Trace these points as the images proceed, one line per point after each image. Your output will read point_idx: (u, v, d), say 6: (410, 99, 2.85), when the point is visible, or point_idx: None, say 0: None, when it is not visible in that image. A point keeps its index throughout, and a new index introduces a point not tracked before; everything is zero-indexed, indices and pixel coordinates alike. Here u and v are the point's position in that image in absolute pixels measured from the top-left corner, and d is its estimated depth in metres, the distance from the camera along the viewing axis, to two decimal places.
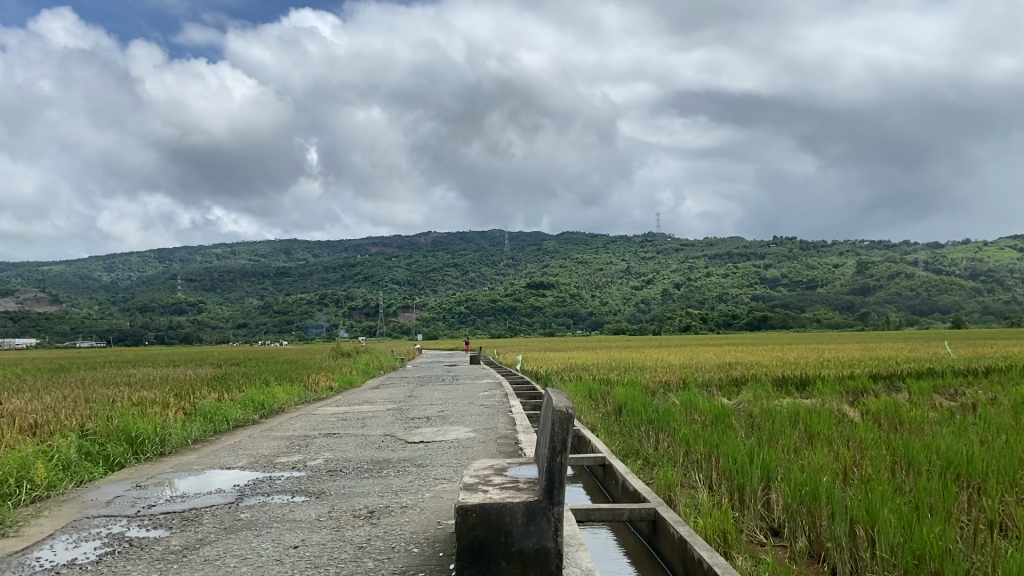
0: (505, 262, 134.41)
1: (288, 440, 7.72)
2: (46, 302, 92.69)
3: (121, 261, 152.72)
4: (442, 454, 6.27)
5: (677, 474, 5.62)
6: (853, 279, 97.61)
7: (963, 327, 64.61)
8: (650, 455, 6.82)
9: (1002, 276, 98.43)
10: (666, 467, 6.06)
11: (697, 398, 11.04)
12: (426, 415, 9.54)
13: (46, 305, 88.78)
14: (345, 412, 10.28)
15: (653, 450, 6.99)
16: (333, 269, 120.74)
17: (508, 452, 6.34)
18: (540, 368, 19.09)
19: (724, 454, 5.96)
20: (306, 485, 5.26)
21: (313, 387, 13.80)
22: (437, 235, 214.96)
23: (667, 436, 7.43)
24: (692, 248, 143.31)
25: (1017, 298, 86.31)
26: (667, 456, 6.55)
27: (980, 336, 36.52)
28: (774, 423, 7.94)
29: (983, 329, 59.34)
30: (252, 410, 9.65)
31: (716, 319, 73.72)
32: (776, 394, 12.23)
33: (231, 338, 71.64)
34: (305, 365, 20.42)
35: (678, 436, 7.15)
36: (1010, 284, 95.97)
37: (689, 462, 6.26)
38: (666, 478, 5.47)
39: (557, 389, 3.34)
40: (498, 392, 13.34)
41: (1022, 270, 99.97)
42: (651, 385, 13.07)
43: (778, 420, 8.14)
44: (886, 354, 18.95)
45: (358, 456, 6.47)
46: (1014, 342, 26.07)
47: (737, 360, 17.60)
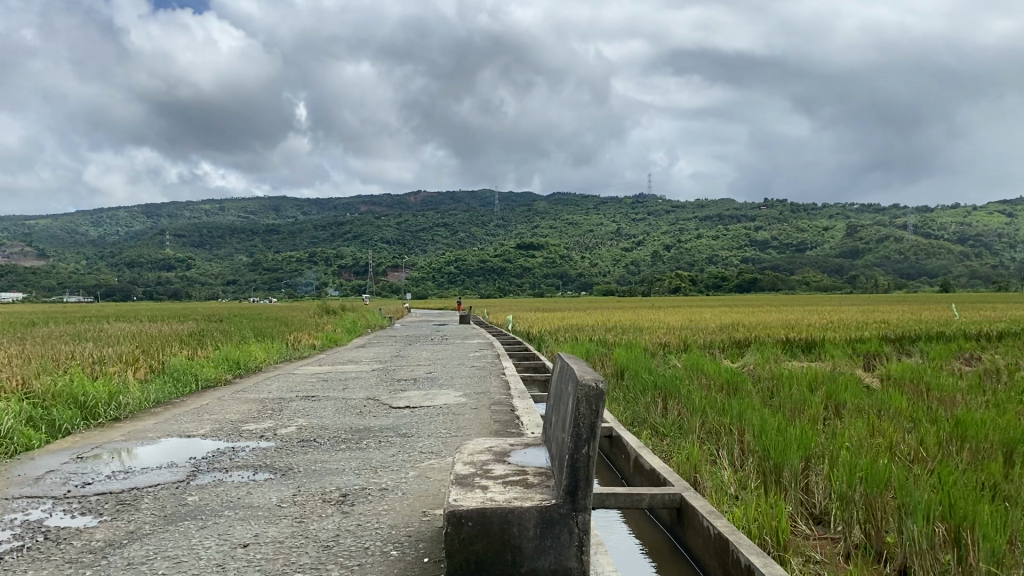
0: (496, 223, 133.64)
1: (260, 402, 7.02)
2: (31, 257, 91.48)
3: (107, 216, 150.86)
4: (430, 422, 5.57)
5: (697, 449, 4.95)
6: (843, 241, 97.54)
7: (950, 291, 64.76)
8: (659, 424, 6.18)
9: (991, 240, 98.64)
10: (681, 440, 5.40)
11: (702, 362, 10.46)
12: (414, 377, 8.88)
13: (32, 261, 87.83)
14: (325, 373, 9.58)
15: (662, 417, 6.35)
16: (322, 229, 119.81)
17: (504, 420, 5.66)
18: (532, 328, 18.47)
19: (747, 424, 5.31)
20: (271, 459, 4.54)
21: (294, 345, 13.12)
22: (428, 195, 213.70)
23: (676, 402, 6.78)
24: (684, 210, 142.76)
25: (1005, 262, 86.42)
26: (679, 426, 5.89)
27: (968, 299, 36.45)
28: (791, 389, 7.30)
29: (970, 293, 59.55)
30: (226, 369, 8.96)
31: (705, 281, 73.58)
32: (785, 357, 11.66)
33: (220, 295, 70.95)
34: (287, 323, 19.78)
35: (689, 402, 6.49)
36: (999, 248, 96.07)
37: (705, 432, 5.60)
38: (684, 455, 4.79)
39: (575, 358, 2.65)
40: (490, 353, 12.76)
41: (1010, 237, 100.13)
42: (651, 346, 12.51)
43: (796, 386, 7.51)
44: (889, 316, 18.58)
45: (334, 424, 5.78)
46: (1010, 305, 25.71)
47: (740, 321, 17.06)
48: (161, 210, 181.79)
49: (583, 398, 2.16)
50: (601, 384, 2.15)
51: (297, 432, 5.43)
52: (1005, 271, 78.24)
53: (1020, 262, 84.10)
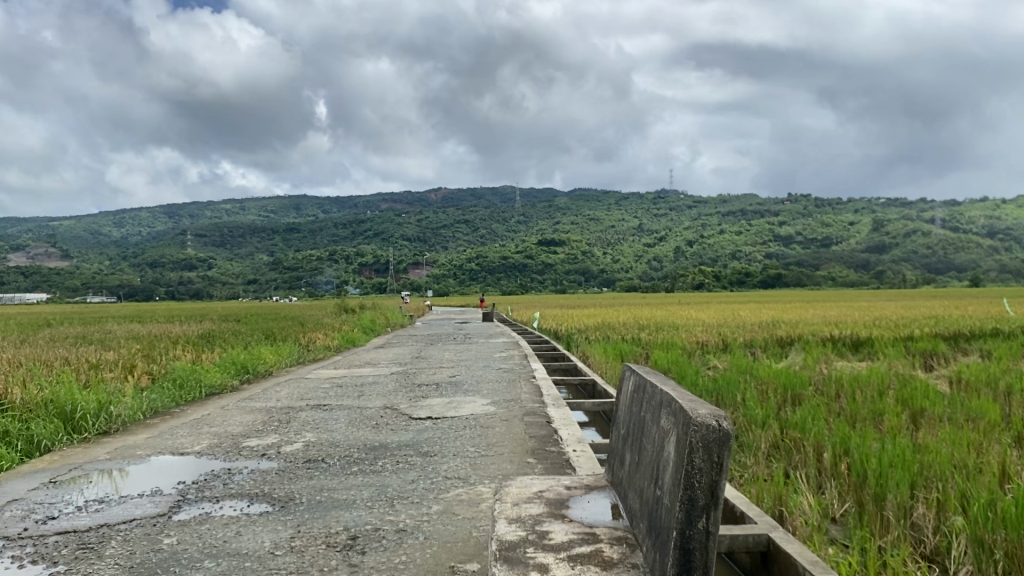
0: (517, 220, 133.06)
1: (268, 413, 6.37)
2: (58, 258, 92.15)
3: (131, 215, 152.09)
4: (453, 438, 4.89)
5: (768, 470, 4.23)
6: (868, 235, 95.79)
7: (979, 284, 63.45)
8: None
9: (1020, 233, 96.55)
10: (742, 459, 4.70)
11: (748, 363, 9.74)
12: (435, 381, 8.20)
13: (58, 262, 88.29)
14: (342, 377, 8.91)
15: None
16: (344, 228, 119.75)
17: (538, 434, 4.94)
18: (559, 326, 17.69)
19: (822, 441, 4.59)
20: (270, 486, 3.90)
21: (309, 346, 12.48)
22: (449, 193, 213.82)
23: (729, 409, 6.07)
24: (706, 205, 141.50)
25: None
26: (737, 440, 5.18)
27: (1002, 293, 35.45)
28: (857, 394, 6.56)
29: (998, 287, 58.23)
30: (233, 374, 8.37)
31: (729, 277, 72.45)
32: (834, 357, 10.89)
33: (243, 295, 70.95)
34: (305, 322, 19.20)
35: (746, 410, 5.77)
36: None
37: (772, 446, 4.88)
38: (756, 479, 4.07)
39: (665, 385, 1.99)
40: (515, 353, 12.09)
41: None
42: (689, 345, 11.80)
43: (862, 392, 6.76)
44: (933, 312, 17.65)
45: (348, 438, 5.13)
46: None
47: (780, 318, 16.30)
48: (185, 211, 182.99)
49: (691, 440, 1.85)
50: (726, 424, 1.82)
51: (307, 450, 4.80)
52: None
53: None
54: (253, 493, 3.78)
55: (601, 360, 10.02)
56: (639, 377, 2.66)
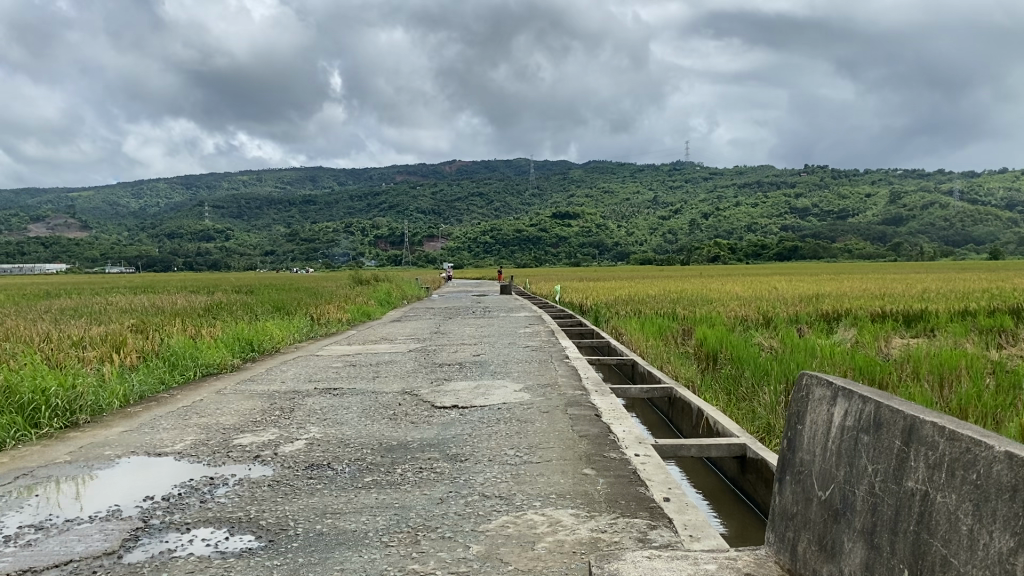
0: (531, 191, 132.04)
1: (270, 399, 5.53)
2: (75, 228, 92.34)
3: (149, 186, 152.54)
4: (487, 436, 4.02)
5: None
6: (886, 208, 94.25)
7: (1000, 257, 62.21)
8: None
9: None
10: None
11: (803, 341, 8.81)
12: (459, 362, 7.31)
13: (76, 232, 88.39)
14: (354, 357, 7.99)
15: None
16: (358, 199, 119.34)
17: (591, 433, 4.06)
18: (584, 300, 16.72)
19: None
20: (248, 509, 3.04)
21: (320, 320, 11.61)
22: (464, 165, 212.95)
23: None
24: (722, 177, 139.78)
25: None
26: None
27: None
28: (954, 386, 5.60)
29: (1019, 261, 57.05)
30: (235, 352, 7.54)
31: (744, 250, 71.32)
32: (892, 334, 9.92)
33: (259, 266, 70.91)
34: (318, 294, 18.42)
35: None
36: None
37: None
38: None
39: None
40: (542, 328, 11.28)
41: None
42: (730, 321, 10.91)
43: (958, 382, 5.80)
44: (985, 286, 16.42)
45: (362, 433, 4.26)
46: None
47: (826, 291, 15.29)
48: (203, 181, 183.80)
49: None
50: None
51: (318, 448, 3.96)
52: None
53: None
54: (251, 517, 2.94)
55: (638, 337, 9.12)
56: (881, 401, 1.69)
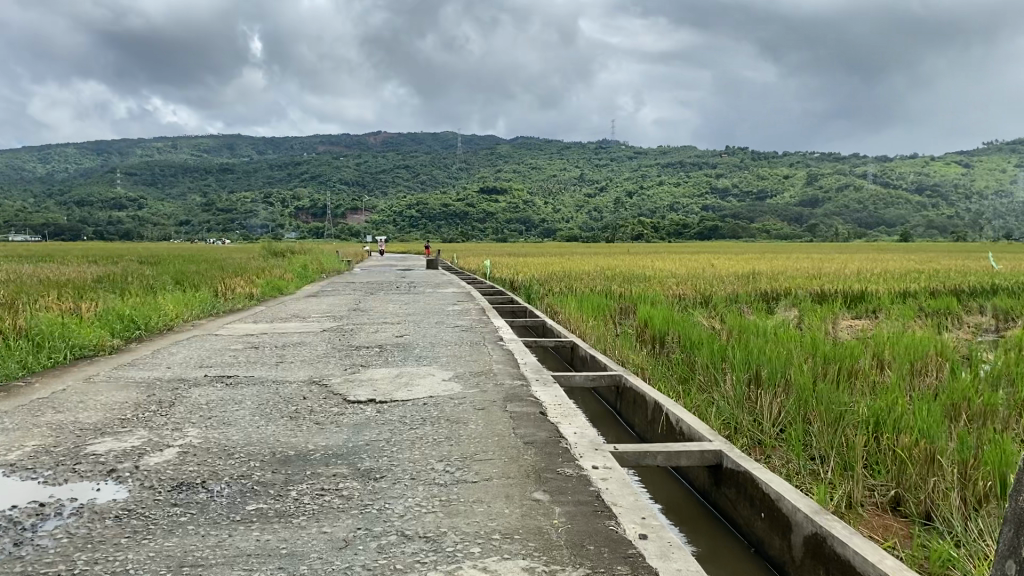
0: (458, 166, 130.94)
1: (148, 390, 4.61)
2: None
3: (57, 151, 145.47)
4: (407, 449, 3.20)
5: (927, 541, 2.70)
6: (803, 189, 96.46)
7: (907, 240, 64.23)
8: (783, 455, 3.93)
9: (947, 189, 97.98)
10: (852, 503, 3.22)
11: (750, 322, 8.25)
12: (376, 344, 6.51)
13: None
14: (257, 336, 7.07)
15: (779, 435, 4.12)
16: (280, 170, 116.24)
17: (539, 441, 3.27)
18: (516, 275, 16.03)
19: (980, 482, 3.02)
20: (62, 559, 2.19)
21: (224, 295, 10.58)
22: (390, 139, 210.45)
23: (779, 394, 4.54)
24: (646, 157, 141.15)
25: (961, 211, 86.09)
26: (829, 459, 3.67)
27: (937, 248, 35.12)
28: (934, 379, 5.04)
29: (925, 243, 58.93)
30: (117, 330, 6.56)
31: (666, 229, 72.08)
32: (837, 316, 9.51)
33: (174, 236, 68.31)
34: (229, 265, 17.29)
35: (807, 404, 4.27)
36: (954, 197, 95.71)
37: (895, 477, 3.33)
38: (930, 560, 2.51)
39: None
40: (469, 306, 10.55)
41: (966, 186, 99.51)
42: (670, 299, 10.37)
43: (933, 375, 5.23)
44: (918, 266, 16.40)
45: (253, 437, 3.45)
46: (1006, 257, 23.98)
47: (763, 270, 14.95)
48: (116, 147, 176.40)
49: None
50: None
51: (205, 459, 3.15)
52: (961, 221, 77.22)
53: (975, 213, 83.20)
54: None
55: (575, 315, 8.46)
56: None
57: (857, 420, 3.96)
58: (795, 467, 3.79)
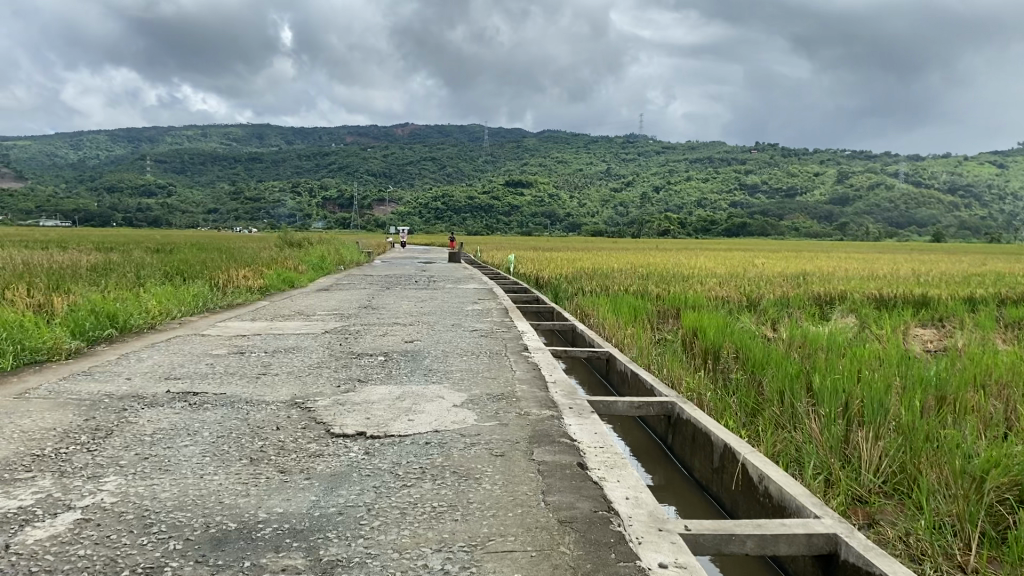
0: (485, 158, 130.14)
1: (89, 411, 3.70)
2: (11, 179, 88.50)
3: (89, 135, 146.82)
4: (383, 525, 2.24)
5: None
6: (834, 187, 94.43)
7: (940, 239, 62.43)
8: (908, 530, 2.92)
9: (982, 188, 95.59)
10: None
11: (813, 333, 7.16)
12: (381, 353, 5.58)
13: (13, 183, 84.99)
14: (248, 339, 6.17)
15: (889, 506, 3.13)
16: (308, 160, 116.20)
17: (585, 524, 2.26)
18: (543, 272, 15.07)
19: None
20: None
21: (224, 289, 9.75)
22: (418, 131, 210.42)
23: (883, 445, 3.51)
24: (674, 152, 139.55)
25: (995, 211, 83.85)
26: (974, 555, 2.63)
27: (977, 252, 33.53)
28: None
29: (959, 244, 57.29)
30: (85, 330, 5.71)
31: (693, 224, 70.98)
32: (903, 326, 8.42)
33: (202, 224, 68.51)
34: (239, 255, 16.54)
35: (923, 462, 3.26)
36: (990, 196, 93.35)
37: None
38: None
39: None
40: (493, 305, 9.61)
41: (1002, 187, 97.06)
42: (712, 302, 9.34)
43: None
44: (972, 269, 15.22)
45: (187, 496, 2.51)
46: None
47: (811, 271, 13.80)
48: (146, 135, 177.94)
49: None
50: None
51: (118, 530, 2.24)
52: (995, 224, 75.19)
53: (1009, 214, 81.20)
54: None
55: (610, 319, 7.48)
56: None
57: (1005, 479, 2.95)
58: (920, 547, 2.80)
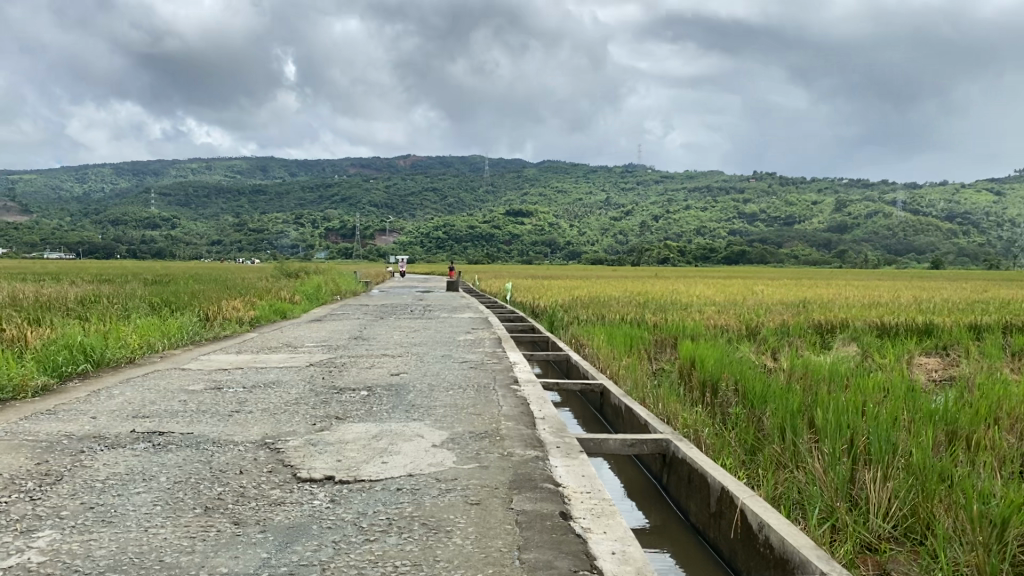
0: (485, 188, 130.53)
1: (43, 454, 3.45)
2: (13, 212, 88.65)
3: (92, 169, 147.49)
4: None
5: None
6: (833, 215, 94.46)
7: (940, 266, 62.22)
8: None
9: (981, 216, 95.72)
10: None
11: (815, 363, 6.91)
12: (365, 388, 5.32)
13: (15, 215, 85.10)
14: (228, 373, 5.92)
15: (902, 554, 2.87)
16: (310, 190, 116.50)
17: None
18: (541, 300, 14.85)
19: None
20: None
21: (212, 320, 9.51)
22: (418, 162, 211.20)
23: (894, 486, 3.23)
24: (673, 180, 139.88)
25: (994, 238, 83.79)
26: None
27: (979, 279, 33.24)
28: None
29: (959, 271, 57.08)
30: (57, 367, 5.46)
31: (693, 252, 70.82)
32: (908, 355, 8.17)
33: (204, 255, 68.44)
34: (233, 286, 16.32)
35: (936, 504, 3.01)
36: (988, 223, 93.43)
37: None
38: None
39: None
40: (487, 335, 9.37)
41: (1000, 213, 97.15)
42: (711, 330, 9.10)
43: None
44: (974, 296, 15.00)
45: (126, 555, 2.26)
46: None
47: (811, 299, 13.57)
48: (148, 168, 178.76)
49: None
50: None
51: None
52: (994, 250, 75.05)
53: (1008, 241, 81.00)
54: None
55: (605, 350, 7.24)
56: None
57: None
58: None
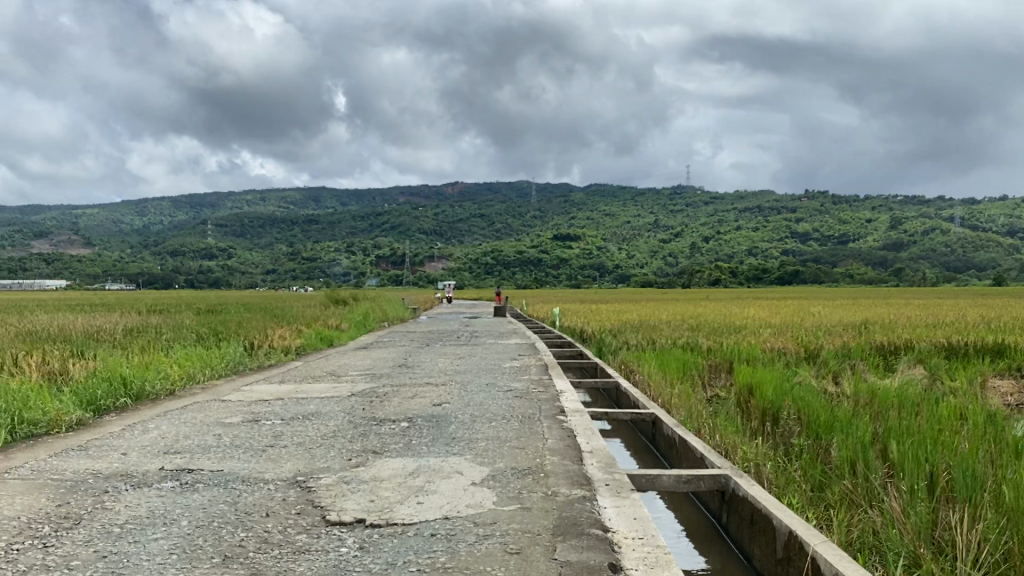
0: (533, 213, 130.68)
1: (66, 494, 3.31)
2: (77, 245, 91.34)
3: (151, 202, 151.69)
4: None
5: None
6: (888, 233, 92.31)
7: (1003, 281, 60.11)
8: None
9: None
10: None
11: (881, 388, 6.49)
12: (406, 419, 5.11)
13: (79, 249, 87.62)
14: (267, 404, 5.78)
15: None
16: (360, 218, 117.88)
17: None
18: (589, 325, 14.54)
19: None
20: None
21: (258, 349, 9.45)
22: (466, 190, 212.64)
23: (984, 530, 2.89)
24: (723, 201, 138.31)
25: None
26: None
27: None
28: None
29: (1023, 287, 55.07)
30: (96, 401, 5.37)
31: (744, 273, 69.61)
32: (981, 378, 7.68)
33: (258, 284, 69.50)
34: (282, 314, 16.36)
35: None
36: None
37: None
38: None
39: None
40: (533, 361, 9.13)
41: None
42: (767, 354, 8.71)
43: None
44: None
45: None
46: None
47: (872, 319, 13.02)
48: (205, 201, 183.18)
49: None
50: None
51: None
52: None
53: None
54: None
55: (657, 376, 6.93)
56: None
57: None
58: None
